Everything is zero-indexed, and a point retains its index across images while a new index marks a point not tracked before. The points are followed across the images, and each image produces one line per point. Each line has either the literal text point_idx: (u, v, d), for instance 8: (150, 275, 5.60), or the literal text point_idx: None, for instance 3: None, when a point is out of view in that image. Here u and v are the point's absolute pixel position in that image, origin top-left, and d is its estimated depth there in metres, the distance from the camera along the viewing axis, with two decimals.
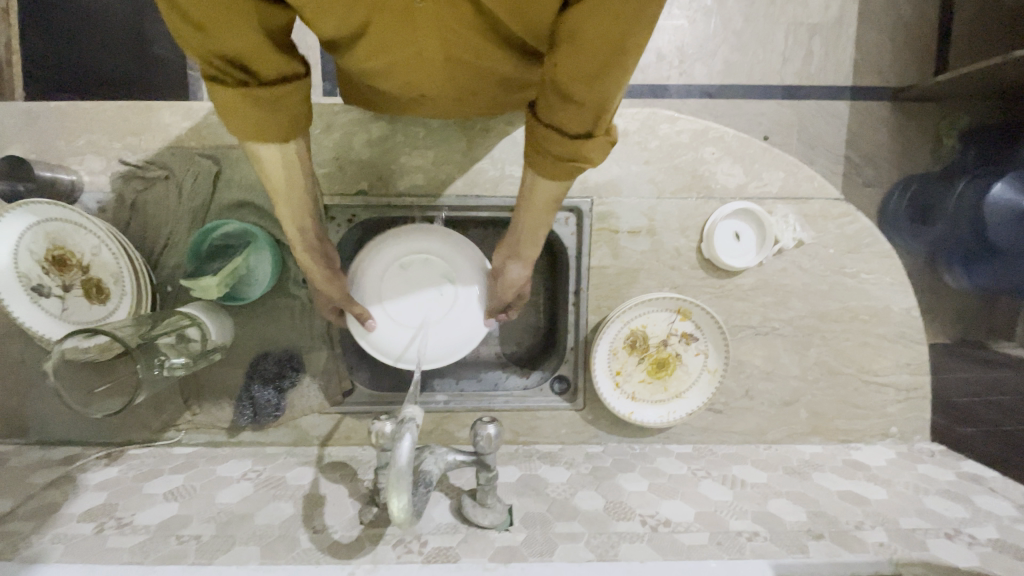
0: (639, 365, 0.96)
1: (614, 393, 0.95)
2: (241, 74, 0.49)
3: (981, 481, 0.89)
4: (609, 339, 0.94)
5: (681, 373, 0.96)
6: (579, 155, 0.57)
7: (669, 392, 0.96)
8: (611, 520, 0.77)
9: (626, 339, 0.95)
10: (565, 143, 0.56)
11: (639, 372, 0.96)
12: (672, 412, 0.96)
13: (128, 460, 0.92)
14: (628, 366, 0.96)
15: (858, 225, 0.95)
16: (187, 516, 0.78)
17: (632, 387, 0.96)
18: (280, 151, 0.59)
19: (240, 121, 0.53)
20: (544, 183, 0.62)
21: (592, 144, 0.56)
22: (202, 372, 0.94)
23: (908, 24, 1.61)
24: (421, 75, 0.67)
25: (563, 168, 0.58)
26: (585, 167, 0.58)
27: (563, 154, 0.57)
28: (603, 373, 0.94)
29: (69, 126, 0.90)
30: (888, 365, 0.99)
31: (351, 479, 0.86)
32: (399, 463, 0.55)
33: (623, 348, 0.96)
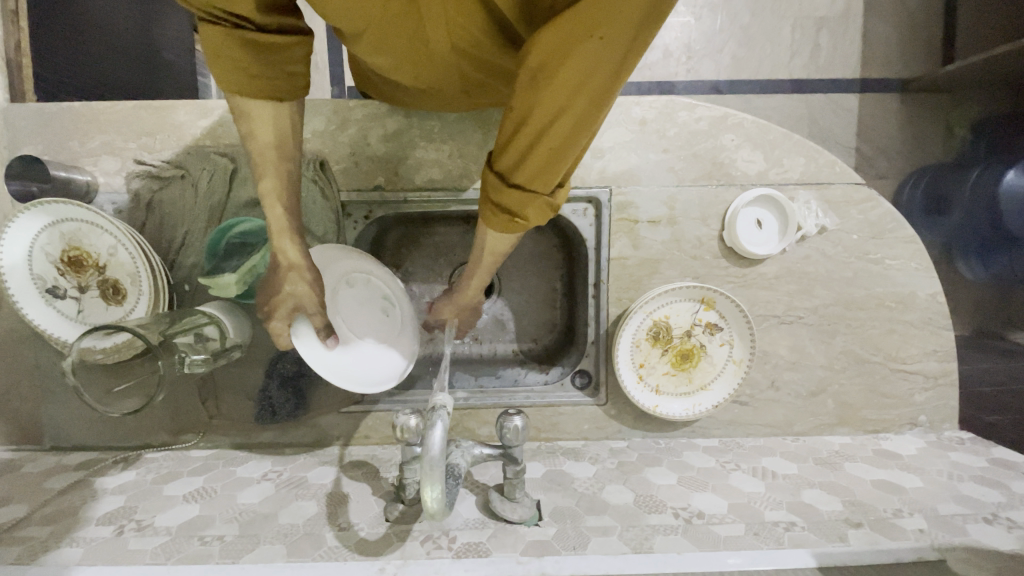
0: (662, 357, 0.94)
1: (638, 386, 0.93)
2: (239, 19, 0.53)
3: (1019, 468, 0.87)
4: (631, 331, 0.93)
5: (705, 364, 0.94)
6: (518, 211, 0.56)
7: (693, 384, 0.95)
8: (643, 514, 0.75)
9: (649, 331, 0.94)
10: (507, 198, 0.55)
11: (663, 364, 0.95)
12: (697, 405, 0.94)
13: (145, 463, 0.90)
14: (652, 358, 0.94)
15: (882, 209, 0.93)
16: (209, 516, 0.76)
17: (656, 380, 0.95)
18: (272, 111, 0.62)
19: (229, 68, 0.56)
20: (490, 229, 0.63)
21: (531, 203, 0.55)
22: (220, 373, 0.92)
23: (916, 14, 1.61)
24: (433, 63, 0.66)
25: (502, 221, 0.58)
26: (522, 225, 0.58)
27: (508, 206, 0.56)
28: (626, 366, 0.93)
29: (84, 127, 0.89)
30: (916, 352, 0.97)
31: (373, 478, 0.84)
32: (432, 452, 0.54)
33: (646, 339, 0.94)
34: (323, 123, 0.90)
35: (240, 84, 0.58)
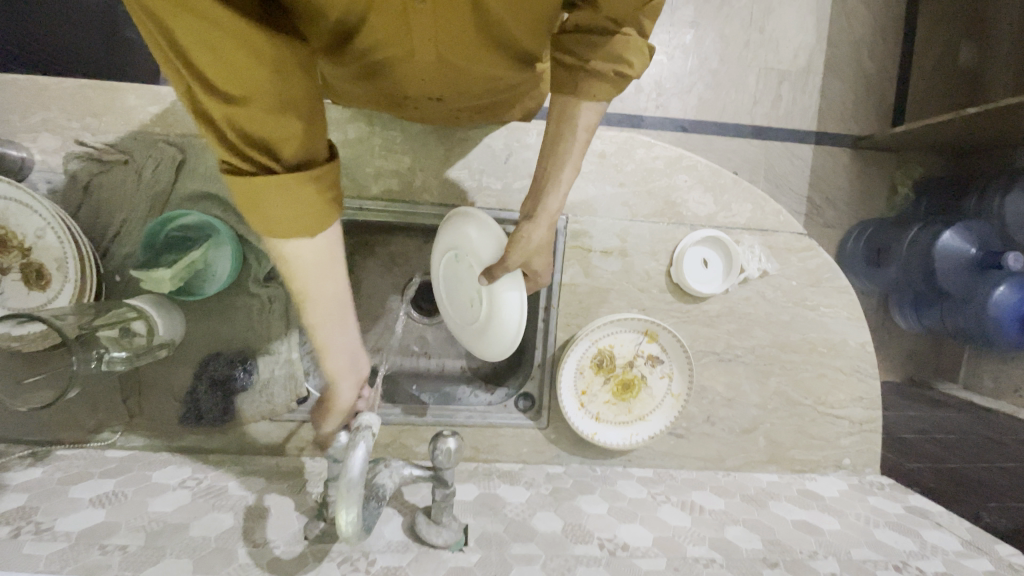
0: (604, 386, 0.95)
1: (579, 413, 0.94)
2: (265, 156, 0.48)
3: (928, 516, 0.91)
4: (575, 358, 0.94)
5: (645, 395, 0.96)
6: (620, 60, 0.63)
7: (632, 414, 0.96)
8: (569, 543, 0.75)
9: (593, 359, 0.95)
10: (608, 47, 0.63)
11: (604, 393, 0.96)
12: (635, 435, 0.95)
13: (55, 461, 0.84)
14: (594, 386, 0.95)
15: (820, 259, 0.98)
16: (116, 523, 0.72)
17: (597, 407, 0.95)
18: (308, 246, 0.55)
19: (258, 214, 0.50)
20: (577, 105, 0.67)
21: (628, 45, 0.63)
22: (146, 370, 0.88)
23: (868, 78, 1.72)
24: (385, 42, 0.64)
25: (606, 75, 0.64)
26: (628, 74, 0.65)
27: (609, 60, 0.63)
28: (567, 392, 0.94)
29: (23, 100, 0.84)
30: (843, 398, 1.02)
31: (298, 492, 0.81)
32: (352, 472, 0.52)
33: (590, 366, 0.95)
34: None
35: (265, 221, 0.51)
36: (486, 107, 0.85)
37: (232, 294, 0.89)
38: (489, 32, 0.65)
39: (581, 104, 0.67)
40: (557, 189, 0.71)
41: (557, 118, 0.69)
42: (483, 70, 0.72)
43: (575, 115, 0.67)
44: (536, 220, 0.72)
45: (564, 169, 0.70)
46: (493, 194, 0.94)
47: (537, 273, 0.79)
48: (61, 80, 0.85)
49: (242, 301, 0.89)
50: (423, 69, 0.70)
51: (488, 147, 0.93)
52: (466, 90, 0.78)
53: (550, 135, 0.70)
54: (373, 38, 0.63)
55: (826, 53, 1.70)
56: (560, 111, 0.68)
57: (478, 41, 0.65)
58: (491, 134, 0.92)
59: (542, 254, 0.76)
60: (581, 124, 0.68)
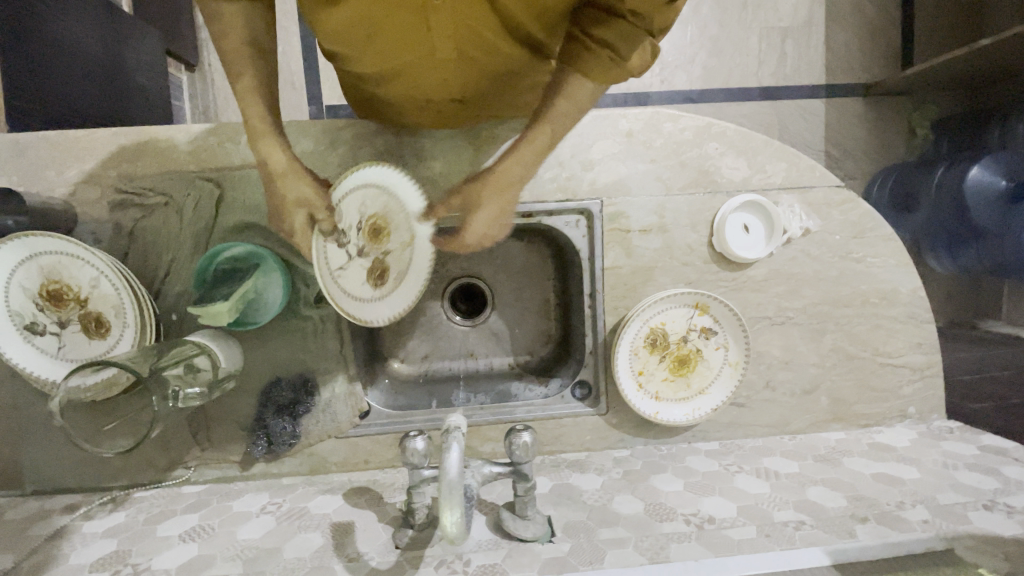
0: (661, 365, 0.95)
1: (639, 394, 0.94)
2: None
3: (1006, 453, 0.90)
4: (628, 340, 0.93)
5: (703, 368, 0.96)
6: (617, 45, 0.62)
7: (692, 389, 0.96)
8: (655, 523, 0.75)
9: (646, 338, 0.95)
10: (616, 29, 0.62)
11: (662, 371, 0.95)
12: (698, 409, 0.95)
13: (135, 503, 0.86)
14: (650, 365, 0.95)
15: (861, 210, 0.97)
16: (210, 555, 0.73)
17: (655, 386, 0.95)
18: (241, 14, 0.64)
19: None
20: (571, 75, 0.66)
21: (632, 37, 0.62)
22: (211, 404, 0.90)
23: (872, 22, 1.69)
24: (405, 44, 0.65)
25: (602, 62, 0.63)
26: (622, 65, 0.63)
27: (608, 42, 0.62)
28: (625, 374, 0.93)
29: (59, 155, 0.86)
30: (901, 346, 1.01)
31: (377, 504, 0.82)
32: (450, 474, 0.53)
33: (644, 347, 0.95)
34: (311, 144, 0.88)
35: None
36: (508, 103, 0.84)
37: (283, 319, 0.90)
38: (504, 25, 0.65)
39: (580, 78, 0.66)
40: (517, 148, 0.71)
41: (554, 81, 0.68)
42: (504, 64, 0.72)
43: (568, 84, 0.66)
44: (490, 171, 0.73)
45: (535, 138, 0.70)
46: (526, 186, 0.93)
47: (461, 231, 0.74)
48: (91, 131, 0.87)
49: (294, 324, 0.90)
50: (443, 71, 0.70)
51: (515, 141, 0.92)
52: (487, 90, 0.78)
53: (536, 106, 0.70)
54: (394, 37, 0.64)
55: (826, 3, 1.67)
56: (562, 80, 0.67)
57: (496, 35, 0.65)
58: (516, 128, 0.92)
59: (480, 217, 0.74)
60: (574, 96, 0.67)
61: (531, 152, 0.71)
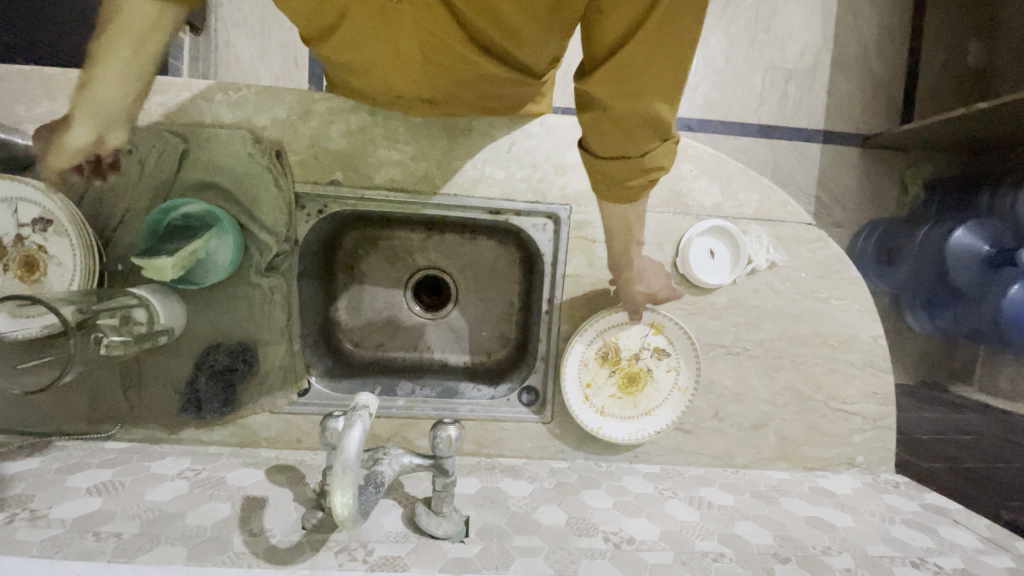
0: (609, 380, 0.94)
1: (583, 407, 0.92)
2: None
3: (946, 513, 0.88)
4: (578, 351, 0.92)
5: (652, 389, 0.94)
6: (655, 163, 0.65)
7: (638, 408, 0.94)
8: (573, 536, 0.73)
9: (597, 351, 0.94)
10: (647, 160, 0.64)
11: (609, 387, 0.94)
12: (642, 430, 0.93)
13: (54, 451, 0.83)
14: (599, 379, 0.94)
15: (830, 251, 0.96)
16: (112, 511, 0.71)
17: (601, 401, 0.94)
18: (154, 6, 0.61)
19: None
20: (619, 208, 0.73)
21: (660, 154, 0.64)
22: (146, 361, 0.88)
23: (877, 75, 1.70)
24: (370, 41, 0.64)
25: (640, 185, 0.68)
26: (659, 173, 0.67)
27: (643, 171, 0.66)
28: (572, 385, 0.92)
29: (31, 91, 0.85)
30: (856, 393, 0.99)
31: (297, 483, 0.80)
32: (347, 453, 0.51)
33: (595, 359, 0.94)
34: (284, 112, 0.88)
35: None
36: (483, 104, 0.83)
37: (232, 284, 0.89)
38: (466, 32, 0.62)
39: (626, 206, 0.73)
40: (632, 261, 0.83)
41: (611, 221, 0.76)
42: (475, 72, 0.71)
43: (626, 212, 0.73)
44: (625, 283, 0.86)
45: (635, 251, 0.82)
46: (496, 183, 0.92)
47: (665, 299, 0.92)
48: (68, 71, 0.86)
49: (243, 291, 0.89)
50: (411, 71, 0.69)
51: (492, 137, 0.91)
52: (458, 90, 0.77)
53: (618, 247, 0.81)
54: (357, 30, 0.62)
55: (833, 51, 1.69)
56: (607, 211, 0.75)
57: (459, 41, 0.63)
58: (494, 124, 0.91)
59: (655, 285, 0.90)
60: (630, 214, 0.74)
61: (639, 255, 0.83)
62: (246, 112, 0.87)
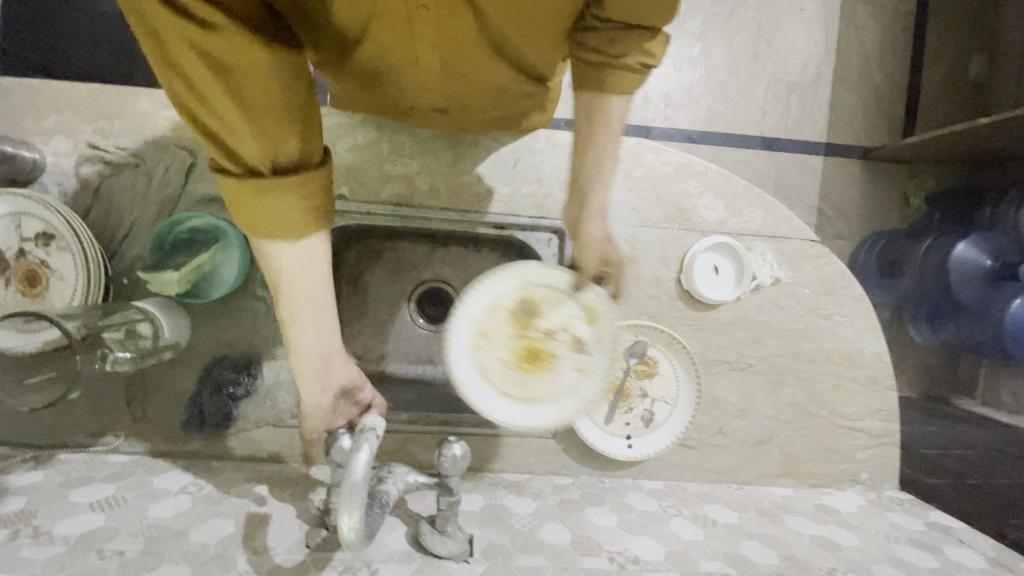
0: (501, 339, 0.74)
1: (467, 350, 0.73)
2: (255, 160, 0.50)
3: (950, 532, 0.88)
4: (489, 284, 0.73)
5: (552, 383, 0.75)
6: (645, 53, 0.63)
7: (520, 391, 0.75)
8: (578, 556, 0.73)
9: (507, 301, 0.74)
10: (635, 41, 0.62)
11: (505, 347, 0.75)
12: (513, 421, 0.74)
13: (57, 464, 0.83)
14: (496, 332, 0.74)
15: (834, 267, 0.96)
16: (115, 528, 0.70)
17: (481, 355, 0.74)
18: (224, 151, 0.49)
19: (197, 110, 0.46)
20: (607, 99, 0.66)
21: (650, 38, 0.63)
22: (151, 374, 0.88)
23: (879, 89, 1.71)
24: (390, 53, 0.64)
25: (631, 69, 0.64)
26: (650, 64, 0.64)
27: (633, 55, 0.63)
28: (468, 322, 0.73)
29: (38, 104, 0.85)
30: (860, 410, 0.99)
31: (300, 499, 0.80)
32: (353, 475, 0.51)
33: (506, 309, 0.74)
34: None
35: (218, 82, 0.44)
36: (494, 115, 0.84)
37: (238, 297, 0.88)
38: (486, 37, 0.63)
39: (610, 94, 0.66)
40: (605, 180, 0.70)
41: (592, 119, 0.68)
42: (492, 78, 0.71)
43: (608, 105, 0.66)
44: (588, 216, 0.70)
45: (604, 161, 0.69)
46: (501, 198, 0.93)
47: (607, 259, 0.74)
48: (75, 85, 0.86)
49: (247, 304, 0.89)
50: (429, 79, 0.70)
51: (497, 152, 0.92)
52: (472, 100, 0.77)
53: (591, 157, 0.68)
54: (379, 45, 0.63)
55: (835, 64, 1.69)
56: (587, 105, 0.68)
57: (479, 47, 0.64)
58: (499, 139, 0.91)
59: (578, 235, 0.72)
60: (613, 114, 0.67)
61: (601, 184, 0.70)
62: None
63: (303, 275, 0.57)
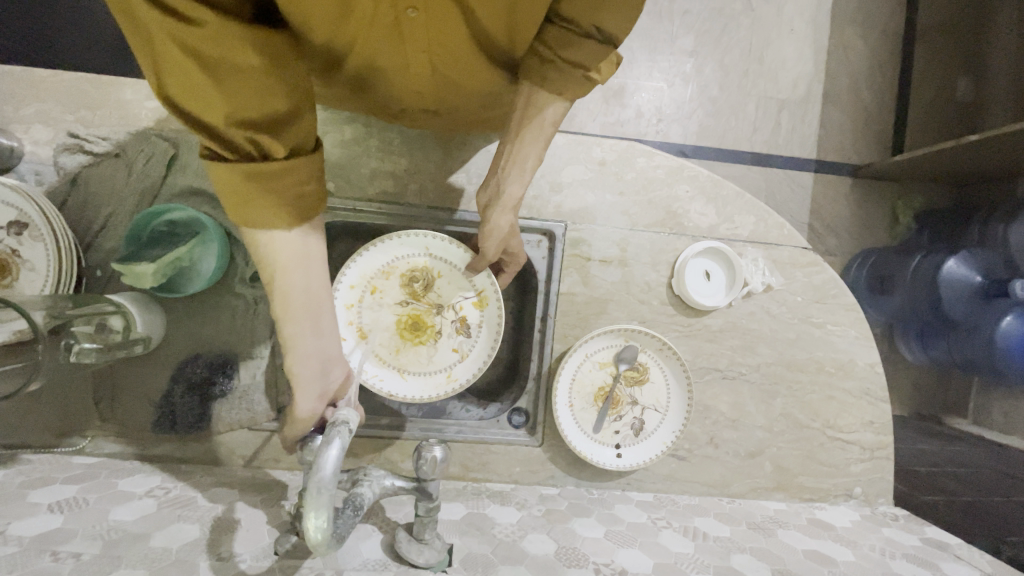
0: (392, 308, 0.88)
1: (351, 304, 0.86)
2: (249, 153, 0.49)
3: (946, 548, 0.85)
4: (394, 251, 0.87)
5: (425, 354, 0.88)
6: (593, 67, 0.62)
7: (394, 357, 0.88)
8: (562, 567, 0.69)
9: (412, 272, 0.88)
10: (584, 52, 0.61)
11: (389, 313, 0.88)
12: (380, 380, 0.86)
13: (18, 464, 0.77)
14: (388, 298, 0.88)
15: (825, 275, 0.95)
16: (72, 530, 0.66)
17: (371, 318, 0.87)
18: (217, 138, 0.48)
19: (191, 92, 0.45)
20: (547, 100, 0.65)
21: (602, 53, 0.61)
22: (122, 371, 0.84)
23: (868, 108, 1.73)
24: (379, 56, 0.63)
25: (578, 78, 0.63)
26: (594, 81, 0.64)
27: (580, 65, 0.62)
28: (355, 279, 0.86)
29: (19, 92, 0.83)
30: (853, 422, 0.97)
31: (272, 505, 0.76)
32: (322, 472, 0.48)
33: (406, 281, 0.88)
34: None
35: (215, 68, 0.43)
36: (482, 118, 0.83)
37: (216, 294, 0.86)
38: (474, 37, 0.61)
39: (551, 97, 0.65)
40: (521, 176, 0.71)
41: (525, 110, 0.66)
42: (480, 81, 0.70)
43: (543, 106, 0.65)
44: (499, 207, 0.72)
45: (530, 160, 0.70)
46: None
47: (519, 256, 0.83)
48: (59, 74, 0.85)
49: (226, 301, 0.86)
50: (416, 82, 0.68)
51: (487, 152, 0.91)
52: (460, 104, 0.76)
53: (512, 151, 0.68)
54: (368, 49, 0.61)
55: (824, 83, 1.72)
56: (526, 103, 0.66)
57: (470, 49, 0.63)
58: (490, 140, 0.90)
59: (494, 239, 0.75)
60: (548, 119, 0.66)
61: (522, 180, 0.71)
62: None
63: (297, 268, 0.57)
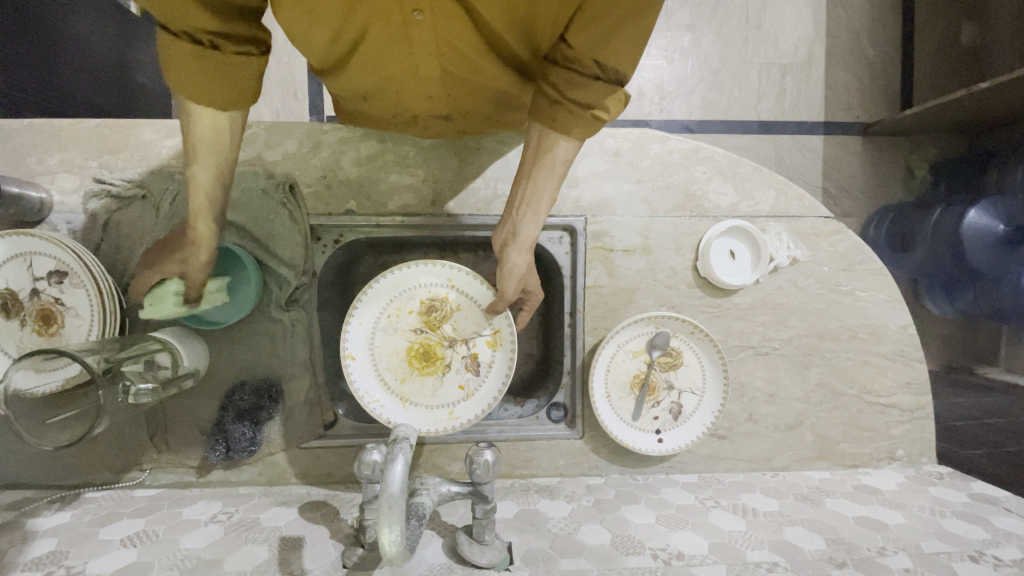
0: (403, 331, 0.87)
1: (361, 328, 0.85)
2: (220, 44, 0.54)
3: (995, 502, 0.85)
4: (418, 277, 0.88)
5: (430, 387, 0.87)
6: (600, 104, 0.61)
7: (400, 385, 0.86)
8: (621, 556, 0.71)
9: (431, 300, 0.88)
10: (592, 90, 0.60)
11: (403, 339, 0.87)
12: (381, 407, 0.84)
13: (84, 503, 0.81)
14: (403, 322, 0.88)
15: (850, 242, 0.95)
16: (148, 563, 0.69)
17: (377, 337, 0.86)
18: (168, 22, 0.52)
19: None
20: (557, 139, 0.65)
21: (607, 91, 0.60)
22: (172, 404, 0.87)
23: (873, 63, 1.70)
24: (387, 61, 0.63)
25: (586, 117, 0.62)
26: (603, 118, 0.63)
27: (584, 102, 0.61)
28: (372, 302, 0.86)
29: (42, 143, 0.86)
30: (890, 385, 0.97)
31: (332, 519, 0.79)
32: (392, 488, 0.50)
33: (419, 308, 0.88)
34: (293, 146, 0.88)
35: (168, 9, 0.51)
36: (493, 118, 0.82)
37: (255, 320, 0.88)
38: (484, 39, 0.61)
39: (558, 136, 0.65)
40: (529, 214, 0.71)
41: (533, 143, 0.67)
42: (492, 83, 0.70)
43: (552, 146, 0.66)
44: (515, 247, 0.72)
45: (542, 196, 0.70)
46: None
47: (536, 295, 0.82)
48: (77, 121, 0.86)
49: (263, 327, 0.88)
50: (427, 86, 0.69)
51: (502, 155, 0.91)
52: (472, 105, 0.76)
53: (526, 192, 0.70)
54: (375, 54, 0.62)
55: (827, 43, 1.69)
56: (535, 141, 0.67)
57: (475, 50, 0.62)
58: (503, 143, 0.91)
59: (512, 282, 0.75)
60: (559, 156, 0.67)
61: (534, 217, 0.71)
62: (256, 149, 0.88)
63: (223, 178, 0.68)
